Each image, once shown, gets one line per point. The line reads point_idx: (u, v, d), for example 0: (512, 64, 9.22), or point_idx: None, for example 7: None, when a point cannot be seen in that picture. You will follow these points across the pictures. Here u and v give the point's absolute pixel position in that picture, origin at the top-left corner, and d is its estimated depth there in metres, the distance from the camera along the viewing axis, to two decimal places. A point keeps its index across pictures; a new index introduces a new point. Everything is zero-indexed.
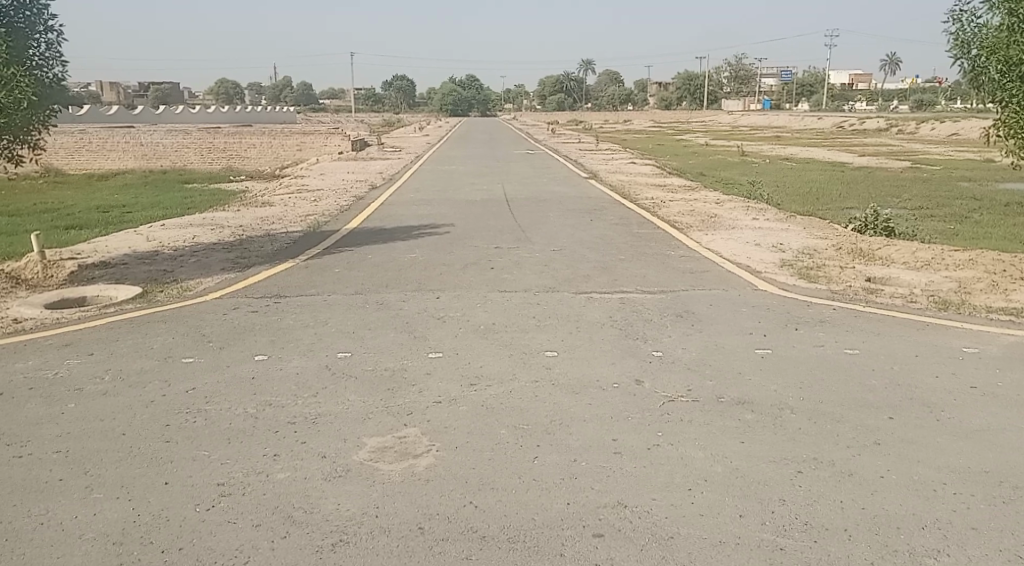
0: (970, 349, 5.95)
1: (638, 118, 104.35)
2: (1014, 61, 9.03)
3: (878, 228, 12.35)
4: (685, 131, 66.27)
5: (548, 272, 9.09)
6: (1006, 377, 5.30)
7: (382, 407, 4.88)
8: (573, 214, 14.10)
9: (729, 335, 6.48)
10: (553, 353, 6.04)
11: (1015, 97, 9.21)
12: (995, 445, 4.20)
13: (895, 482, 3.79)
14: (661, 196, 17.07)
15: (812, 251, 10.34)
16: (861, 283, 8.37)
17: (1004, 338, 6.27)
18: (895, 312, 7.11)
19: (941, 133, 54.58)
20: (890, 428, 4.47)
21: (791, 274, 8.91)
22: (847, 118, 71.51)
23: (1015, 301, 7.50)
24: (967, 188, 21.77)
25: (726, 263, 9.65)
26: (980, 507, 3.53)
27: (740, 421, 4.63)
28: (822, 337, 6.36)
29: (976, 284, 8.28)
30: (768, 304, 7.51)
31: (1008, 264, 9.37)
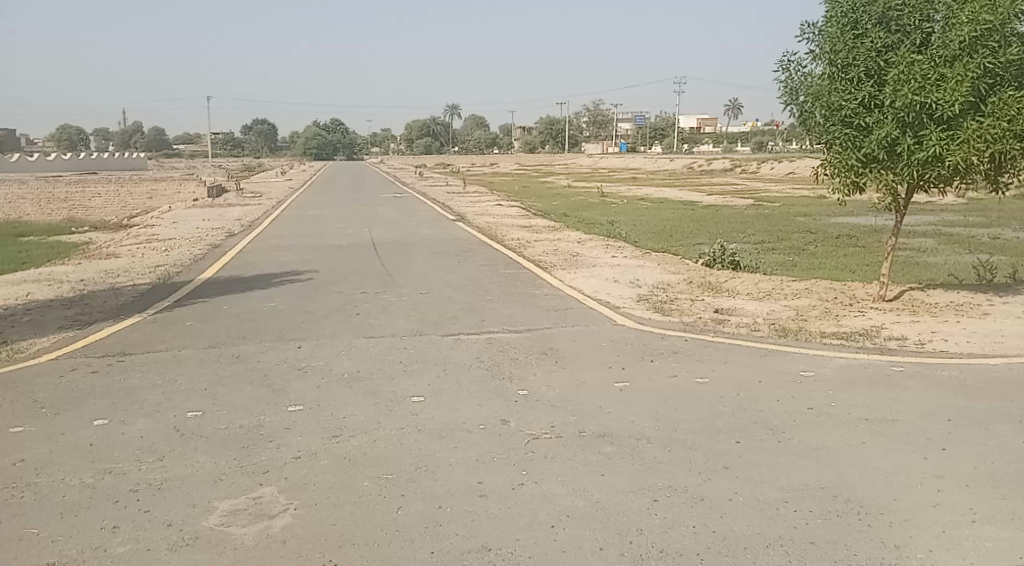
0: (807, 372, 6.43)
1: (503, 161, 106.92)
2: (835, 107, 9.33)
3: (726, 262, 13.19)
4: (548, 173, 68.59)
5: (415, 315, 9.05)
6: (838, 398, 5.75)
7: (237, 467, 4.65)
8: (440, 256, 14.16)
9: (591, 370, 6.66)
10: (419, 398, 5.98)
11: (838, 139, 9.50)
12: (827, 462, 4.54)
13: (742, 504, 3.99)
14: (525, 236, 17.46)
15: (666, 285, 10.90)
16: (710, 314, 8.88)
17: (836, 360, 6.82)
18: (741, 340, 7.59)
19: (778, 173, 59.42)
20: (738, 452, 4.72)
21: (647, 308, 9.31)
22: (695, 160, 76.52)
23: (845, 326, 8.21)
24: (803, 223, 23.71)
25: (588, 300, 9.95)
26: (816, 521, 3.78)
27: (600, 454, 4.75)
28: (676, 367, 6.66)
29: (811, 311, 8.99)
30: (627, 338, 7.81)
31: (838, 292, 10.27)
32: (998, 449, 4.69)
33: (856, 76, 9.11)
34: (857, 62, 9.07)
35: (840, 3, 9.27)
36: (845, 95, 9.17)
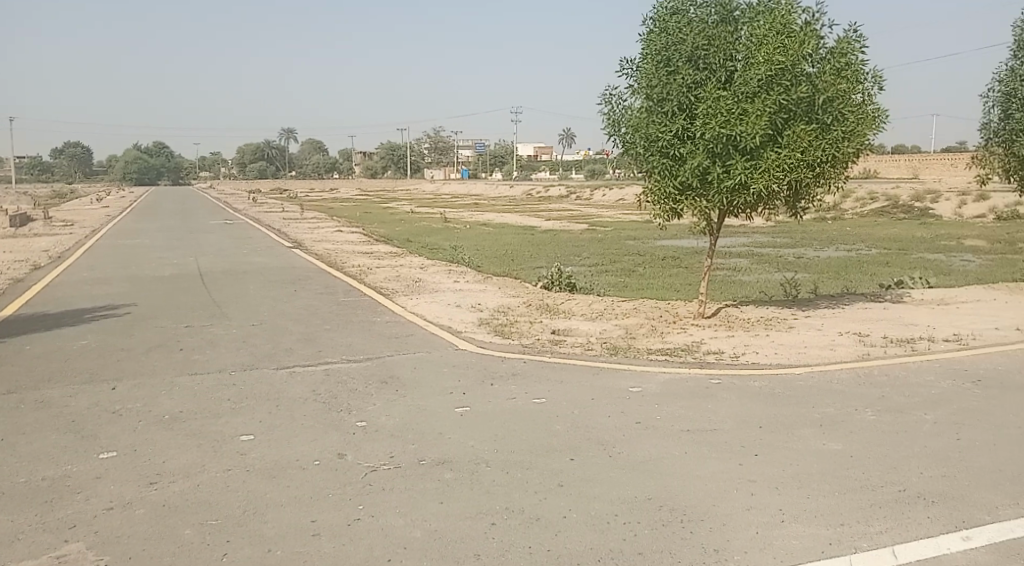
0: (636, 388, 6.75)
1: (342, 186, 105.07)
2: (653, 138, 9.96)
3: (563, 284, 13.67)
4: (389, 199, 68.11)
5: (246, 349, 8.61)
6: (664, 411, 6.08)
7: (35, 525, 4.17)
8: (275, 285, 13.62)
9: (431, 396, 6.62)
10: (249, 437, 5.67)
11: (656, 169, 10.15)
12: (655, 473, 4.77)
13: (576, 520, 4.10)
14: (366, 263, 17.20)
15: (506, 308, 11.11)
16: (547, 335, 9.14)
17: (662, 375, 7.22)
18: (576, 360, 7.85)
19: (610, 198, 62.55)
20: (572, 469, 4.85)
21: (487, 332, 9.44)
22: (533, 186, 79.00)
23: (669, 342, 8.73)
24: (633, 246, 25.07)
25: (428, 326, 9.92)
26: (644, 532, 3.95)
27: (439, 481, 4.71)
28: (515, 390, 6.77)
29: (639, 330, 9.49)
30: (467, 362, 7.85)
31: (663, 310, 10.93)
32: (800, 452, 5.14)
33: (670, 110, 9.79)
34: (671, 97, 9.75)
35: (654, 43, 9.96)
36: (661, 127, 9.82)
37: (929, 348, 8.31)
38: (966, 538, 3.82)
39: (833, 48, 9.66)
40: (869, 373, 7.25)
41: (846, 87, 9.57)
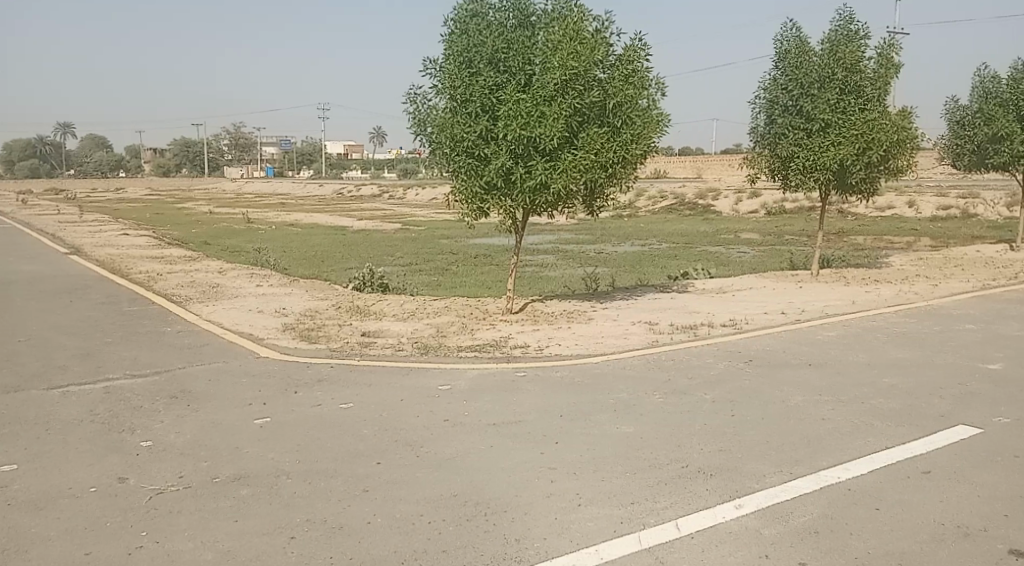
0: (444, 386, 6.79)
1: (131, 185, 96.74)
2: (458, 139, 10.03)
3: (374, 285, 13.51)
4: (186, 200, 63.62)
5: (9, 369, 7.64)
6: (471, 407, 6.16)
7: None
8: (48, 295, 12.23)
9: (228, 409, 6.25)
10: (10, 468, 5.03)
11: (462, 168, 10.24)
12: (460, 470, 4.82)
13: (379, 525, 4.04)
14: (157, 268, 15.93)
15: (313, 312, 10.76)
16: (356, 338, 8.97)
17: (470, 372, 7.31)
18: (385, 361, 7.76)
19: (423, 198, 62.66)
20: (377, 473, 4.78)
21: (293, 337, 9.08)
22: (343, 185, 77.28)
23: (478, 339, 8.89)
24: (445, 245, 25.28)
25: (228, 333, 9.37)
26: (447, 529, 3.98)
27: (236, 498, 4.46)
28: (320, 396, 6.56)
29: (450, 327, 9.57)
30: (269, 370, 7.50)
31: (473, 307, 11.11)
32: (597, 436, 5.43)
33: (474, 111, 9.92)
34: (474, 98, 9.89)
35: (455, 44, 10.05)
36: (465, 128, 9.91)
37: (710, 332, 9.11)
38: (738, 505, 4.22)
39: (621, 56, 10.31)
40: (660, 359, 7.81)
41: (634, 92, 10.24)
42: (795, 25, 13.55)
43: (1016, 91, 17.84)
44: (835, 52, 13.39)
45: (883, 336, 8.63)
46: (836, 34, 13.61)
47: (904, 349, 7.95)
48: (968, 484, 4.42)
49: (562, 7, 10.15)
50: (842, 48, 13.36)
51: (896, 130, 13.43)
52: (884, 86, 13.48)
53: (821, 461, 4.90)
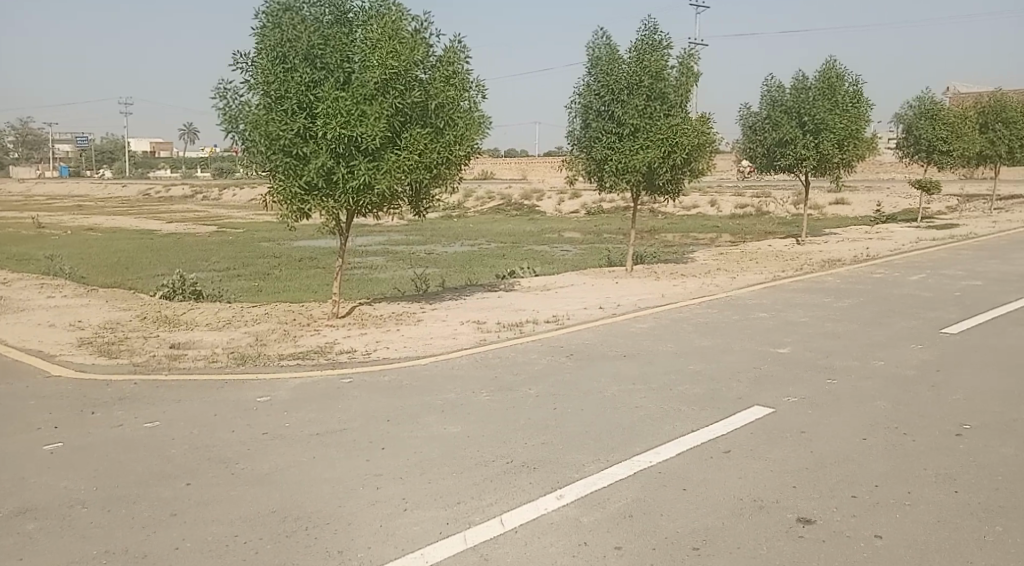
0: (263, 397, 6.47)
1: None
2: (274, 137, 9.54)
3: (186, 292, 12.65)
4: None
5: None
6: (292, 417, 5.91)
7: None
8: None
9: (10, 437, 5.57)
10: None
11: (279, 168, 9.74)
12: (279, 484, 4.60)
13: (189, 550, 3.77)
14: None
15: (115, 324, 9.87)
16: (165, 350, 8.33)
17: (292, 381, 7.02)
18: (197, 374, 7.26)
19: (241, 199, 59.57)
20: (188, 495, 4.46)
21: (90, 352, 8.27)
22: (151, 186, 71.79)
23: (301, 346, 8.56)
24: (266, 248, 24.20)
25: (11, 352, 8.36)
26: (265, 547, 3.79)
27: (19, 536, 3.97)
28: (122, 416, 6.02)
29: (270, 335, 9.15)
30: (62, 390, 6.78)
31: (295, 313, 10.68)
32: (422, 439, 5.40)
33: (290, 108, 9.48)
34: (290, 95, 9.47)
35: (268, 37, 9.57)
36: (282, 126, 9.45)
37: (534, 329, 9.37)
38: (559, 496, 4.35)
39: (441, 57, 10.36)
40: (486, 357, 7.93)
41: (454, 93, 10.32)
42: (605, 33, 14.26)
43: (797, 101, 19.89)
44: (642, 61, 14.24)
45: (690, 326, 9.28)
46: (642, 43, 14.47)
47: (708, 338, 8.60)
48: (761, 460, 4.84)
49: (380, 5, 10.01)
50: (647, 57, 14.23)
51: (696, 134, 14.52)
52: (685, 94, 14.52)
53: (636, 447, 5.17)
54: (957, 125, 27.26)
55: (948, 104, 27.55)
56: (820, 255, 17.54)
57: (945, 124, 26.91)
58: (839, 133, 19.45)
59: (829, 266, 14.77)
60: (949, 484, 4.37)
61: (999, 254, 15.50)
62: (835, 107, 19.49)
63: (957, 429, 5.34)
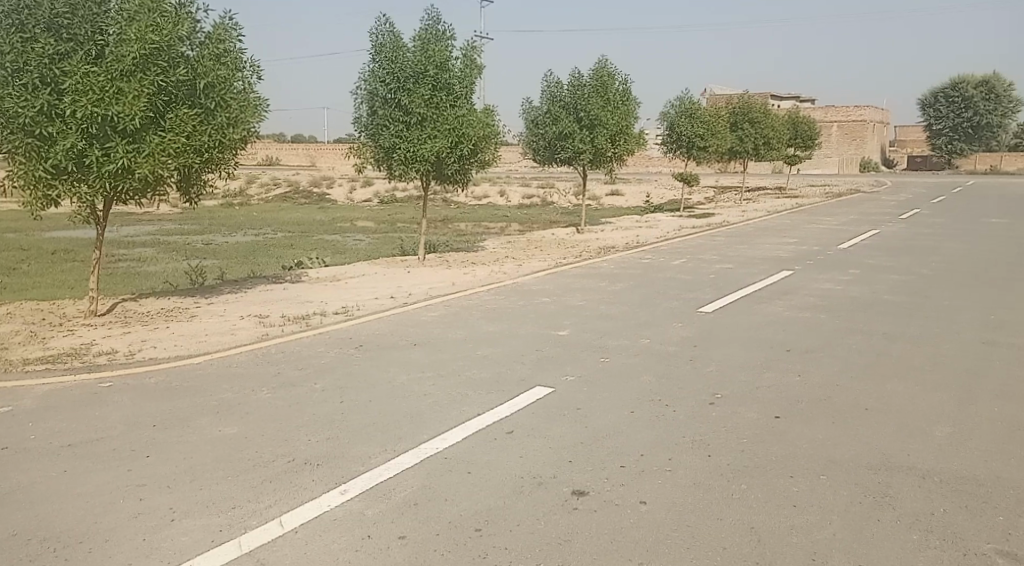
0: (3, 409, 5.69)
1: None
2: (11, 115, 8.39)
3: None
4: None
5: None
6: (40, 429, 5.26)
7: None
8: None
9: None
10: None
11: (18, 150, 8.59)
12: (22, 504, 4.07)
13: None
14: None
15: None
16: None
17: (41, 388, 6.25)
18: None
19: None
20: None
21: None
22: None
23: (52, 348, 7.65)
24: (11, 239, 21.37)
25: None
26: None
27: None
28: None
29: (13, 338, 8.07)
30: None
31: (45, 312, 9.51)
32: (195, 443, 5.03)
33: (30, 82, 8.38)
34: (29, 67, 8.37)
35: None
36: (20, 102, 8.33)
37: (321, 321, 9.09)
38: (342, 491, 4.26)
39: (210, 34, 9.67)
40: (268, 352, 7.57)
41: (226, 73, 9.69)
42: (388, 20, 14.12)
43: (574, 96, 21.05)
44: (426, 50, 14.26)
45: (478, 313, 9.49)
46: (426, 32, 14.50)
47: (494, 323, 8.84)
48: (541, 438, 5.07)
49: None
50: (432, 46, 14.27)
51: (482, 125, 14.84)
52: (469, 85, 14.77)
53: (422, 435, 5.19)
54: (712, 124, 30.24)
55: (704, 104, 30.48)
56: (598, 242, 18.69)
57: (702, 123, 29.75)
58: (612, 128, 20.83)
59: (606, 253, 15.78)
60: (704, 449, 4.84)
61: (747, 240, 17.44)
62: (608, 103, 20.87)
63: (710, 398, 5.94)
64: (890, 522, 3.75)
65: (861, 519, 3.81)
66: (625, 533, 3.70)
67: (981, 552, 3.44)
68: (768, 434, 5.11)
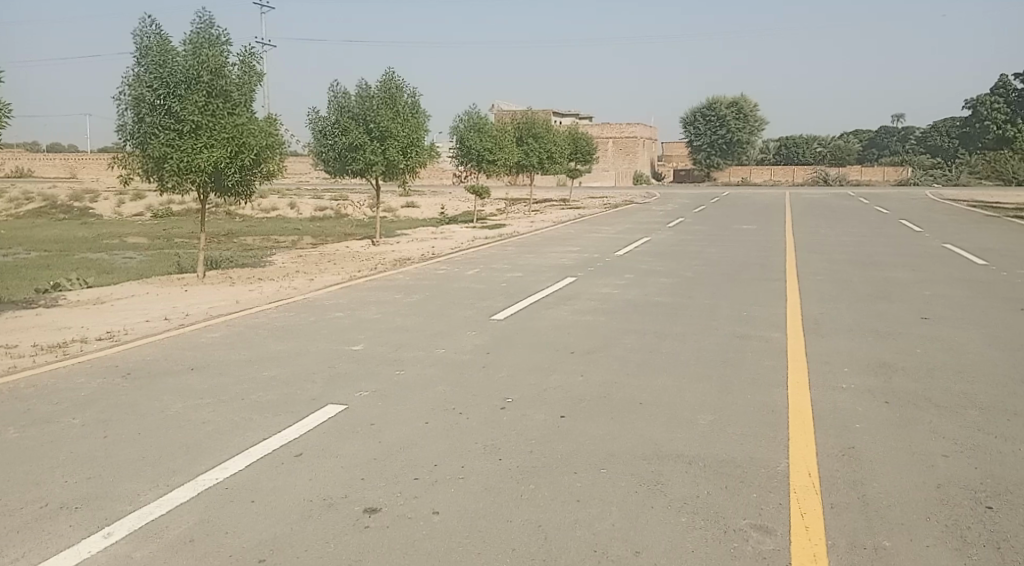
0: None
1: None
2: None
3: None
4: None
5: None
6: None
7: None
8: None
9: None
10: None
11: None
12: None
13: None
14: None
15: None
16: None
17: None
18: None
19: None
20: None
21: None
22: None
23: None
24: None
25: None
26: None
27: None
28: None
29: None
30: None
31: None
32: None
33: None
34: None
35: None
36: None
37: (81, 349, 8.18)
38: (106, 534, 3.84)
39: None
40: (16, 387, 6.67)
41: None
42: (154, 21, 13.09)
43: (362, 108, 20.78)
44: (198, 54, 13.39)
45: (265, 332, 9.03)
46: (198, 35, 13.62)
47: (282, 341, 8.45)
48: (332, 458, 4.91)
49: None
50: (204, 51, 13.43)
51: (264, 135, 14.20)
52: (248, 92, 14.09)
53: (201, 466, 4.82)
54: (500, 139, 31.27)
55: (492, 119, 31.46)
56: (392, 254, 18.60)
57: (489, 137, 30.70)
58: (401, 140, 20.87)
59: (399, 265, 15.72)
60: (494, 454, 4.94)
61: (535, 249, 18.19)
62: (397, 116, 20.88)
63: (502, 403, 6.09)
64: (663, 508, 4.06)
65: (637, 507, 4.08)
66: (417, 546, 3.68)
67: (738, 528, 3.81)
68: (555, 434, 5.33)
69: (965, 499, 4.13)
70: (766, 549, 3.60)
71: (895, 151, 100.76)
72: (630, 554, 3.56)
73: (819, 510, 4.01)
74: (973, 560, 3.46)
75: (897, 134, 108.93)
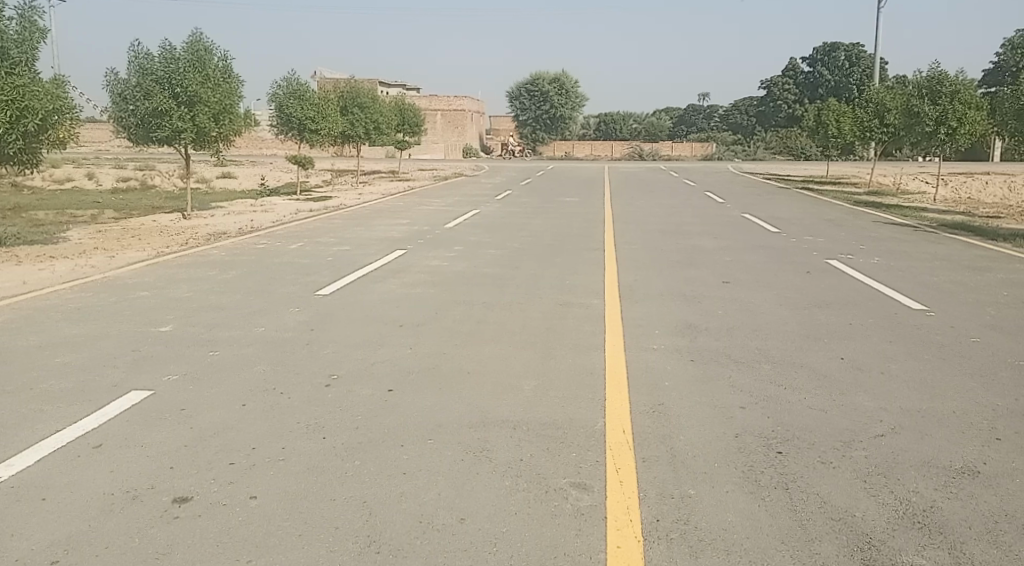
0: None
1: None
2: None
3: None
4: None
5: None
6: None
7: None
8: None
9: None
10: None
11: None
12: None
13: None
14: None
15: None
16: None
17: None
18: None
19: None
20: None
21: None
22: None
23: None
24: None
25: None
26: None
27: None
28: None
29: None
30: None
31: None
32: None
33: None
34: None
35: None
36: None
37: None
38: None
39: None
40: None
41: None
42: None
43: (167, 70, 19.25)
44: None
45: (57, 315, 8.13)
46: None
47: (80, 325, 7.68)
48: (136, 447, 4.54)
49: None
50: None
51: (50, 98, 12.74)
52: (29, 50, 12.59)
53: None
54: (322, 107, 30.08)
55: (314, 86, 30.23)
56: (206, 229, 17.44)
57: (311, 105, 29.47)
58: (213, 106, 19.52)
59: (214, 240, 14.83)
60: (318, 432, 4.78)
61: (362, 222, 17.78)
62: (207, 80, 19.48)
63: (326, 380, 5.91)
64: (488, 473, 4.12)
65: (463, 475, 4.11)
66: (232, 533, 3.49)
67: (558, 487, 3.95)
68: (382, 408, 5.25)
69: (759, 446, 4.54)
70: (584, 505, 3.76)
71: (702, 128, 108.32)
72: (455, 521, 3.59)
73: (632, 464, 4.24)
74: (765, 501, 3.82)
75: (703, 112, 117.08)
